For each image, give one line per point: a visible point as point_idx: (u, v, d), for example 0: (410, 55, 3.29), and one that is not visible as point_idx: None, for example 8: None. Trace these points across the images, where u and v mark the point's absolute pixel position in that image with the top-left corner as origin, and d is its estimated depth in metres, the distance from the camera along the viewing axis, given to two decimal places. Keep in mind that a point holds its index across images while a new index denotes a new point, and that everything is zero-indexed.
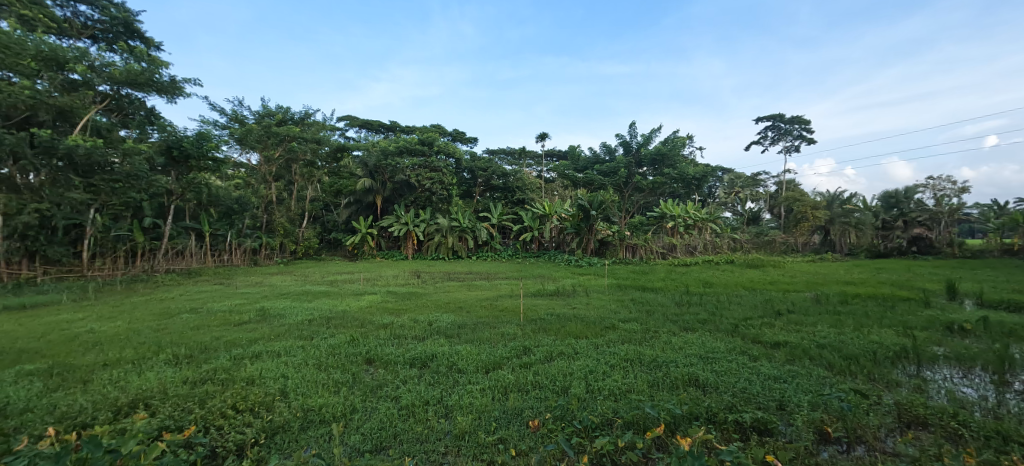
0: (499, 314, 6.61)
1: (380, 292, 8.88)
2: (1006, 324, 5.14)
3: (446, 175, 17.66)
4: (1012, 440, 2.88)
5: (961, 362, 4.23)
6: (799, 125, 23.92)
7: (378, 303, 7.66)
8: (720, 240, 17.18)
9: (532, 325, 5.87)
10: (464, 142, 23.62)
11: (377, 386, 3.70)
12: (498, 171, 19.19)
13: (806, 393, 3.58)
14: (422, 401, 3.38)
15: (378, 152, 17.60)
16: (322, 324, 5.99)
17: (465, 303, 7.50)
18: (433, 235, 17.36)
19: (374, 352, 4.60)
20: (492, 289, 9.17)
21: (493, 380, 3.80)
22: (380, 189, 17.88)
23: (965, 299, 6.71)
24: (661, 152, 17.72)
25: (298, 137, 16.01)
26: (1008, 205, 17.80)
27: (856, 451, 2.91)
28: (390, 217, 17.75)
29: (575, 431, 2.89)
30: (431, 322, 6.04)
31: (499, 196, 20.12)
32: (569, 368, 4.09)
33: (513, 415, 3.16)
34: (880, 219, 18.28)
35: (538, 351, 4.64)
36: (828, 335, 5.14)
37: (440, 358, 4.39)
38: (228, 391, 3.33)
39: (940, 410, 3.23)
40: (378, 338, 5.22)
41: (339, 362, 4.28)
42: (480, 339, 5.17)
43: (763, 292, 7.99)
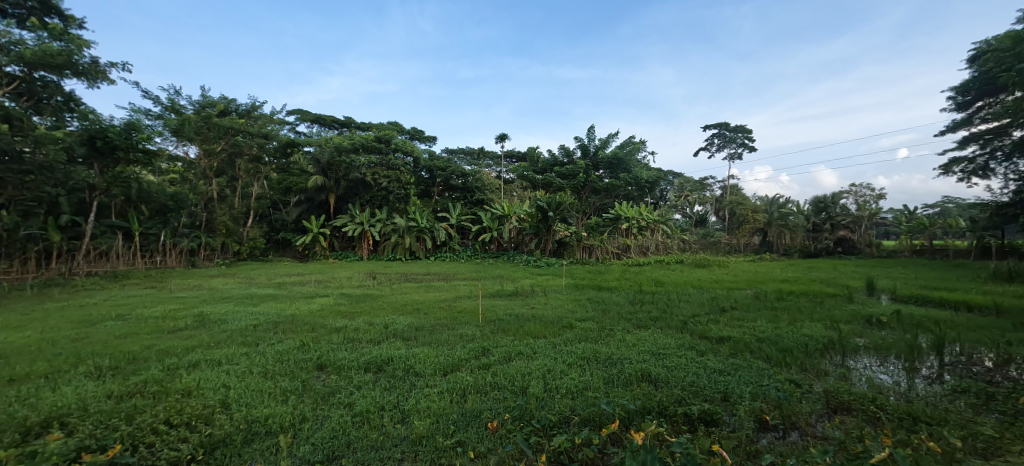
0: (458, 316, 6.62)
1: (333, 294, 8.63)
2: (915, 316, 5.75)
3: (404, 174, 17.38)
4: (919, 422, 3.24)
5: (879, 352, 4.68)
6: (744, 133, 25.37)
7: (331, 306, 7.45)
8: (670, 241, 17.98)
9: (490, 326, 5.92)
10: (422, 142, 23.35)
11: (329, 393, 3.63)
12: (457, 171, 19.09)
13: (747, 384, 3.85)
14: (378, 406, 3.36)
15: (331, 148, 17.15)
16: (269, 330, 5.76)
17: (422, 305, 7.44)
18: (389, 236, 17.07)
19: (326, 357, 4.50)
20: (451, 290, 9.15)
21: (451, 382, 3.83)
22: (333, 187, 17.44)
23: (882, 294, 7.43)
24: (617, 156, 18.26)
25: (243, 131, 15.19)
26: (918, 210, 19.78)
27: (791, 437, 3.17)
28: (344, 217, 17.29)
29: (533, 430, 2.99)
30: (387, 325, 5.96)
31: (457, 196, 20.06)
32: (528, 368, 4.18)
33: (472, 417, 3.21)
34: (811, 221, 19.73)
35: (496, 352, 4.71)
36: (766, 330, 5.55)
37: (396, 361, 4.36)
38: (161, 405, 3.16)
39: (861, 396, 3.58)
40: (331, 342, 5.10)
41: (286, 370, 4.15)
42: (438, 341, 5.17)
43: (710, 291, 8.47)
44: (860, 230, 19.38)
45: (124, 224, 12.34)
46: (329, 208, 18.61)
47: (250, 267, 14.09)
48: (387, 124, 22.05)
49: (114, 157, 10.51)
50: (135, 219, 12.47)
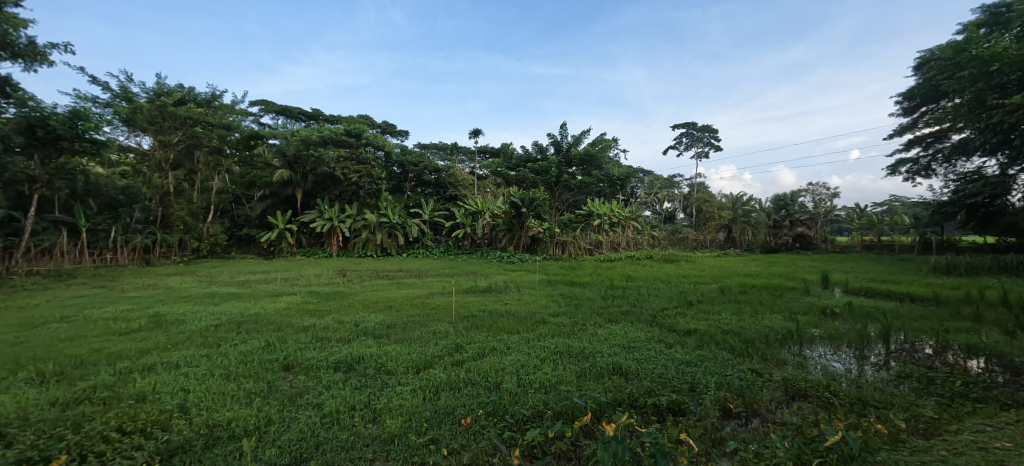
0: (431, 312, 6.62)
1: (301, 293, 8.43)
2: (865, 307, 6.13)
3: (375, 169, 17.06)
4: (868, 406, 3.48)
5: (833, 342, 4.98)
6: (710, 132, 26.13)
7: (298, 304, 7.29)
8: (641, 237, 18.36)
9: (464, 323, 5.95)
10: (394, 136, 23.02)
11: (296, 395, 3.59)
12: (430, 167, 18.93)
13: (712, 374, 4.03)
14: (349, 406, 3.35)
15: (298, 141, 16.67)
16: (231, 330, 5.60)
17: (394, 302, 7.37)
18: (360, 232, 16.76)
19: (293, 357, 4.42)
20: (424, 286, 9.12)
21: (424, 379, 3.85)
22: (300, 182, 17.07)
23: (835, 287, 7.86)
24: (589, 153, 18.47)
25: (202, 120, 14.56)
26: (867, 208, 21.00)
27: (752, 423, 3.35)
28: (312, 213, 16.86)
29: (507, 426, 3.05)
30: (358, 323, 5.90)
31: (430, 192, 19.90)
32: (501, 364, 4.25)
33: (445, 414, 3.24)
34: (772, 219, 20.65)
35: (470, 348, 4.75)
36: (730, 322, 5.79)
37: (368, 359, 4.34)
38: (112, 412, 3.05)
39: (815, 384, 3.81)
40: (298, 342, 5.02)
41: (251, 371, 4.07)
42: (411, 338, 5.16)
43: (678, 285, 8.74)
44: (816, 226, 20.33)
45: (70, 220, 11.65)
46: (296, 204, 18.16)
47: (211, 265, 13.55)
48: (358, 118, 21.59)
49: (57, 147, 9.87)
50: (82, 214, 11.83)
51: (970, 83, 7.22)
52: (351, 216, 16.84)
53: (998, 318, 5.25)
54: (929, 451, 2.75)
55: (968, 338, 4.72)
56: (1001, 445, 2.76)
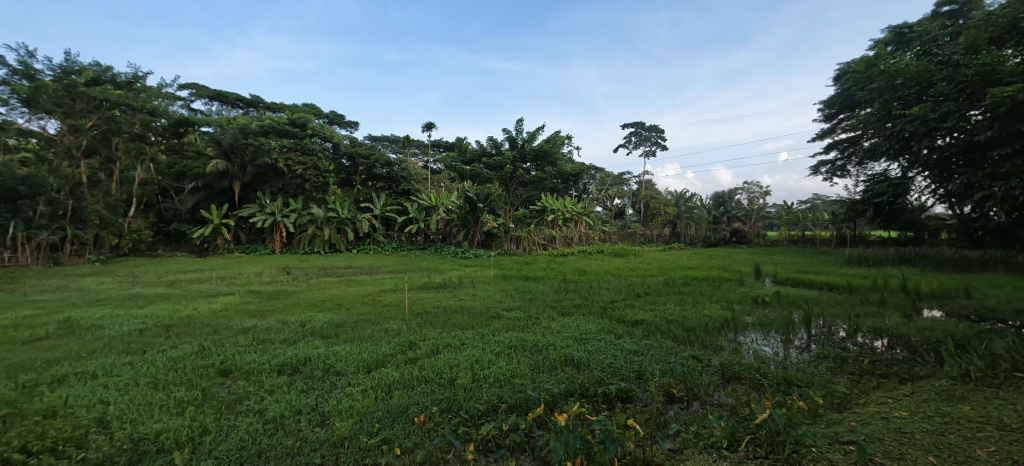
0: (383, 310, 6.56)
1: (239, 292, 8.01)
2: (791, 296, 6.72)
3: (322, 161, 16.45)
4: (792, 385, 3.85)
5: (763, 328, 5.42)
6: (657, 132, 27.29)
7: (237, 305, 6.94)
8: (592, 232, 18.93)
9: (418, 319, 5.95)
10: (343, 127, 22.26)
11: (236, 401, 3.46)
12: (382, 160, 18.47)
13: (658, 362, 4.30)
14: (294, 410, 3.28)
15: (235, 130, 15.76)
16: (158, 335, 5.25)
17: (343, 300, 7.21)
18: (305, 227, 16.12)
19: (231, 361, 4.25)
20: (375, 283, 8.98)
21: (375, 379, 3.83)
22: (239, 174, 16.09)
23: (766, 278, 8.53)
24: (543, 148, 18.74)
25: (122, 103, 13.37)
26: (794, 205, 22.80)
27: (693, 406, 3.61)
28: (252, 206, 15.96)
29: (462, 421, 3.12)
30: (304, 323, 5.74)
31: (382, 186, 19.50)
32: (456, 359, 4.30)
33: (398, 413, 3.25)
34: (712, 215, 22.04)
35: (423, 345, 4.76)
36: (674, 312, 6.17)
37: (314, 361, 4.25)
38: (14, 431, 2.82)
39: (748, 367, 4.17)
40: (236, 345, 4.81)
41: (183, 378, 3.86)
42: (362, 337, 5.10)
43: (626, 278, 9.12)
44: (750, 222, 22.01)
45: None
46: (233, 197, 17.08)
47: (133, 264, 12.51)
48: (303, 107, 20.67)
49: None
50: None
51: (880, 95, 8.15)
52: (295, 211, 16.13)
53: (899, 303, 5.93)
54: (841, 423, 3.10)
55: (874, 321, 5.31)
56: (899, 414, 3.16)
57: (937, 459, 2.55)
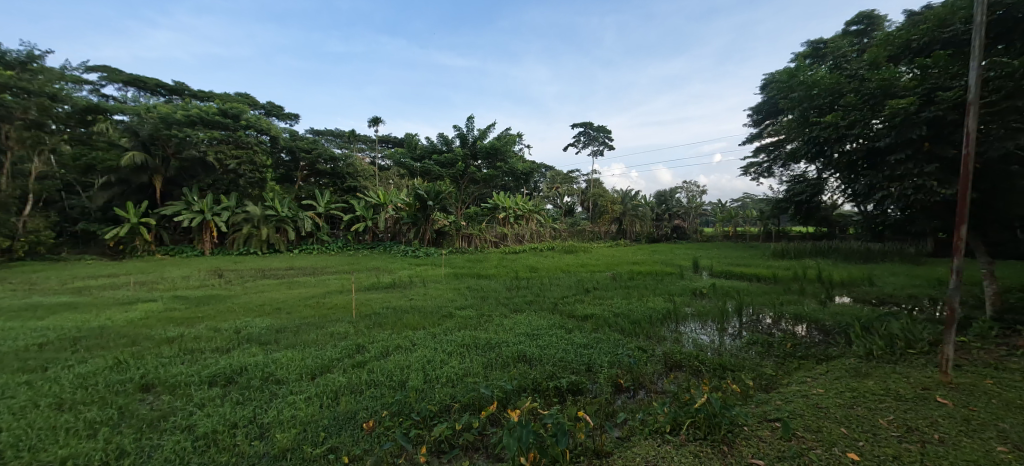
0: (328, 312, 6.37)
1: (162, 299, 7.45)
2: (725, 288, 7.23)
3: (258, 155, 15.49)
4: (726, 370, 4.18)
5: (700, 318, 5.82)
6: (604, 132, 28.13)
7: (160, 312, 6.45)
8: (543, 229, 19.26)
9: (366, 321, 5.85)
10: (282, 119, 21.16)
11: (159, 418, 3.25)
12: (325, 155, 17.74)
13: (606, 354, 4.51)
14: (229, 424, 3.14)
15: (156, 119, 14.41)
16: (63, 349, 4.80)
17: (283, 304, 6.91)
18: (240, 226, 15.23)
19: (153, 375, 3.97)
20: (319, 285, 8.67)
21: (320, 385, 3.74)
22: (161, 167, 14.91)
23: (703, 271, 9.11)
24: (495, 146, 18.73)
25: (13, 86, 11.62)
26: (729, 203, 24.41)
27: (638, 394, 3.84)
28: (177, 204, 14.80)
29: (414, 423, 3.13)
30: (239, 330, 5.45)
31: (326, 182, 18.78)
32: (407, 361, 4.28)
33: (346, 420, 3.20)
34: (655, 212, 23.23)
35: (372, 348, 4.69)
36: (621, 305, 6.48)
37: (252, 370, 4.08)
38: None
39: (688, 355, 4.48)
40: (160, 357, 4.49)
41: (95, 396, 3.57)
42: (304, 342, 4.93)
43: (575, 275, 9.38)
44: (689, 218, 23.37)
45: None
46: (154, 193, 15.79)
47: (36, 269, 11.27)
48: (236, 97, 19.38)
49: None
50: None
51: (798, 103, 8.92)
52: (228, 208, 15.16)
53: (816, 291, 6.56)
54: (768, 402, 3.42)
55: (795, 308, 5.86)
56: (816, 391, 3.52)
57: (847, 430, 2.88)
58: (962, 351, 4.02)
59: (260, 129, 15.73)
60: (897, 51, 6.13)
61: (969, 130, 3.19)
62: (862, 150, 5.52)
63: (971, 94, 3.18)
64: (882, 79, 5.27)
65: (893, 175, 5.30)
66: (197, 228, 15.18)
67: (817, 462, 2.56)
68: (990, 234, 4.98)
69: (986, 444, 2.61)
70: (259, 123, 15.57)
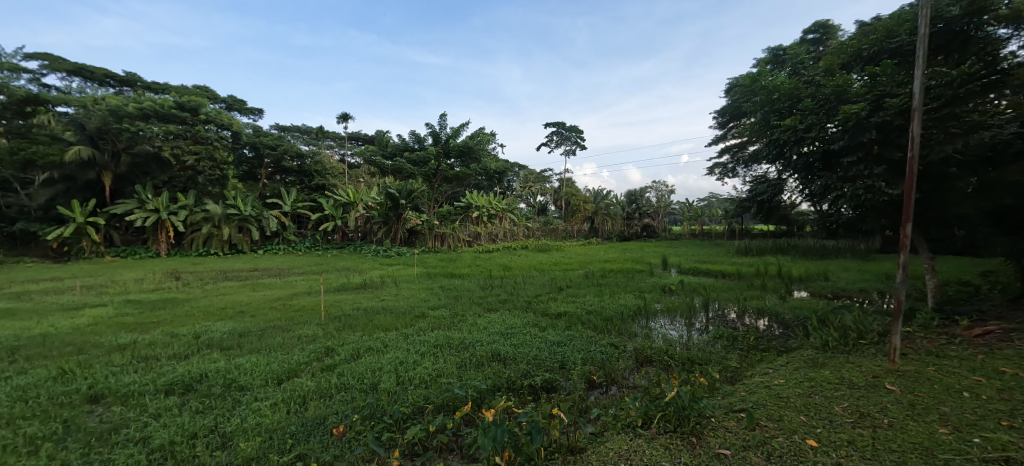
0: (295, 315, 6.21)
1: (113, 303, 7.07)
2: (693, 284, 7.46)
3: (219, 151, 14.86)
4: (694, 364, 4.32)
5: (670, 314, 6.00)
6: (576, 132, 28.45)
7: (111, 318, 6.13)
8: (516, 228, 19.33)
9: (335, 323, 5.74)
10: (244, 114, 20.42)
11: (110, 431, 3.11)
12: (292, 151, 17.25)
13: (579, 351, 4.58)
14: (188, 435, 3.04)
15: (104, 112, 13.59)
16: (0, 360, 4.50)
17: (247, 307, 6.69)
18: (200, 226, 14.50)
19: (103, 385, 3.78)
20: (286, 287, 8.43)
21: (287, 391, 3.66)
22: (110, 164, 14.10)
23: (672, 268, 9.36)
24: (467, 145, 18.68)
25: None
26: (696, 202, 25.14)
27: (610, 390, 3.93)
28: (129, 203, 13.92)
29: (386, 427, 3.11)
30: (199, 335, 5.26)
31: (292, 180, 18.25)
32: (379, 363, 4.24)
33: (315, 426, 3.15)
34: (626, 211, 23.67)
35: (342, 350, 4.62)
36: (593, 302, 6.60)
37: (213, 376, 3.94)
38: None
39: (658, 350, 4.61)
40: (110, 365, 4.28)
41: (37, 410, 3.37)
42: (270, 346, 4.81)
43: (548, 273, 9.46)
44: (658, 217, 23.98)
45: None
46: (102, 191, 14.90)
47: None
48: (195, 90, 18.56)
49: None
50: None
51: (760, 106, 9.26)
52: (186, 207, 14.43)
53: (776, 287, 6.86)
54: (733, 394, 3.57)
55: (757, 303, 6.12)
56: (777, 382, 3.69)
57: (806, 418, 3.05)
58: (907, 340, 4.31)
59: (220, 124, 15.10)
60: (850, 59, 6.48)
61: (913, 135, 3.41)
62: (818, 152, 5.81)
63: (914, 101, 3.40)
64: (836, 85, 5.55)
65: (846, 176, 5.59)
66: (152, 228, 14.33)
67: (779, 449, 2.70)
68: (931, 232, 5.35)
69: (928, 426, 2.81)
70: (219, 117, 14.92)
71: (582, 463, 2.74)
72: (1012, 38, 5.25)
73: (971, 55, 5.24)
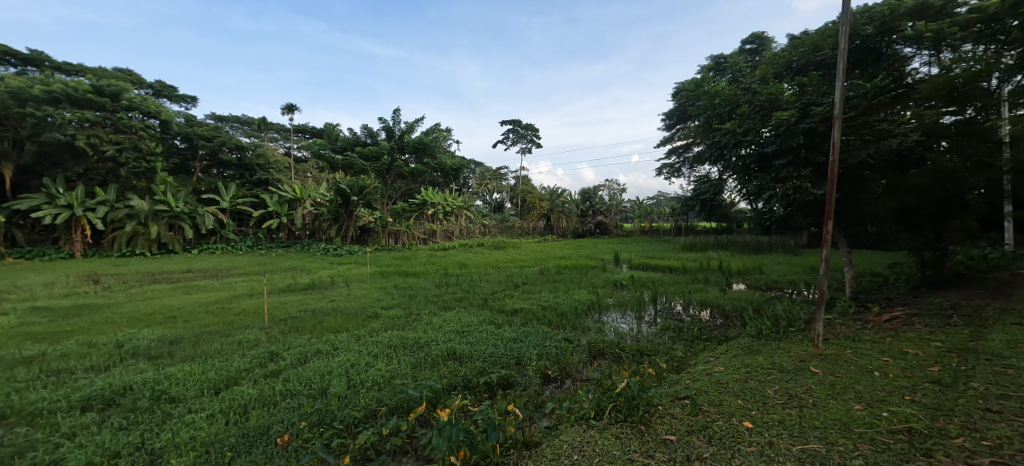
0: (236, 319, 5.91)
1: (18, 311, 6.39)
2: (642, 279, 7.78)
3: (144, 141, 13.73)
4: (643, 355, 4.55)
5: (621, 308, 6.25)
6: (532, 130, 28.75)
7: (15, 328, 5.54)
8: (473, 226, 19.28)
9: (281, 326, 5.53)
10: (175, 101, 18.99)
11: (15, 455, 2.84)
12: (231, 143, 16.29)
13: (535, 347, 4.69)
14: (110, 454, 2.84)
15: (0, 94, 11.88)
16: None
17: (180, 312, 6.27)
18: (122, 223, 13.17)
19: (5, 404, 3.43)
20: (225, 289, 7.98)
21: (226, 401, 3.49)
22: (11, 153, 12.54)
23: (623, 265, 9.71)
24: (423, 141, 18.43)
25: None
26: (646, 200, 26.16)
27: (565, 383, 4.05)
28: (36, 197, 12.50)
29: (337, 432, 3.05)
30: (122, 344, 4.88)
31: (231, 175, 17.21)
32: (328, 367, 4.14)
33: (257, 436, 3.04)
34: (580, 209, 24.24)
35: (288, 355, 4.46)
36: (548, 298, 6.76)
37: (139, 388, 3.69)
38: None
39: (610, 343, 4.79)
40: (14, 381, 3.88)
41: None
42: (206, 353, 4.55)
43: (503, 271, 9.54)
44: (611, 215, 24.76)
45: None
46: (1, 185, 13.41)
47: None
48: (118, 73, 17.02)
49: None
50: None
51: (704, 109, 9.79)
52: (105, 203, 13.15)
53: (717, 281, 7.30)
54: (678, 382, 3.79)
55: (699, 296, 6.49)
56: (717, 369, 3.96)
57: (742, 401, 3.30)
58: (828, 327, 4.74)
59: (146, 111, 13.96)
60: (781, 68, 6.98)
61: (834, 141, 3.74)
62: (754, 155, 6.23)
63: (835, 110, 3.72)
64: (770, 93, 5.98)
65: (778, 177, 6.06)
66: (64, 227, 12.72)
67: (718, 432, 2.90)
68: (849, 229, 5.92)
69: (846, 404, 3.12)
70: (144, 104, 13.82)
71: (535, 456, 2.82)
72: (916, 56, 5.90)
73: (882, 70, 5.84)
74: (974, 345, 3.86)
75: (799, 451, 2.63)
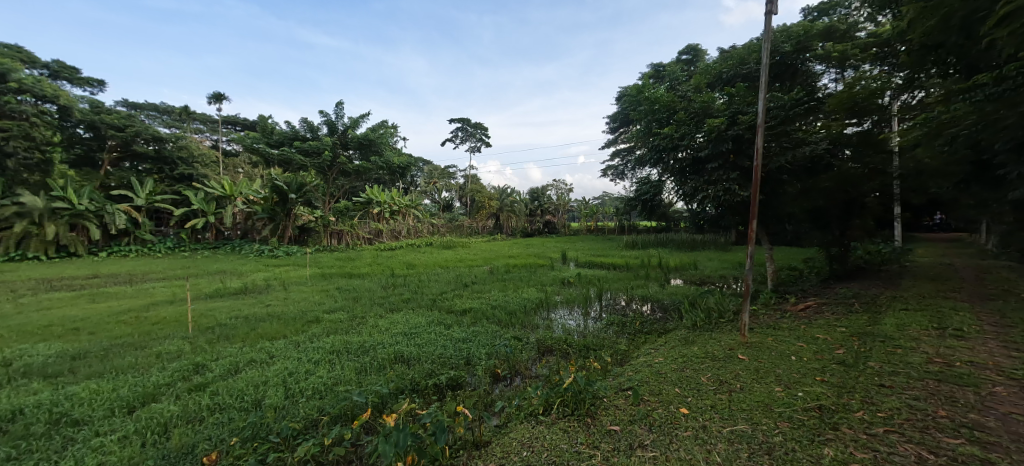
0: (155, 329, 5.46)
1: None
2: (586, 277, 8.05)
3: (38, 129, 11.92)
4: (589, 349, 4.74)
5: (567, 305, 6.45)
6: (482, 128, 28.68)
7: None
8: (421, 225, 18.96)
9: (208, 335, 5.18)
10: (75, 84, 17.03)
11: None
12: (147, 134, 14.93)
13: (484, 346, 4.74)
14: None
15: None
16: None
17: (84, 323, 5.68)
18: (9, 224, 11.49)
19: None
20: (142, 296, 7.33)
21: (142, 420, 3.24)
22: None
23: (570, 262, 10.00)
24: (368, 137, 17.84)
25: None
26: (593, 199, 26.96)
27: (514, 381, 4.13)
28: None
29: (274, 446, 2.92)
30: (12, 361, 4.36)
31: (147, 168, 15.77)
32: (262, 376, 3.96)
33: (181, 457, 2.85)
34: (529, 208, 24.55)
35: (216, 366, 4.20)
36: (497, 298, 6.82)
37: (34, 412, 3.32)
38: None
39: (558, 340, 4.94)
40: None
41: None
42: (119, 368, 4.18)
43: (452, 271, 9.48)
44: (559, 214, 25.33)
45: None
46: None
47: None
48: (6, 50, 14.97)
49: None
50: None
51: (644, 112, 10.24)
52: None
53: (656, 277, 7.69)
54: (622, 374, 3.99)
55: (638, 291, 6.83)
56: (657, 360, 4.22)
57: (679, 389, 3.54)
58: (752, 317, 5.17)
59: (40, 95, 12.16)
60: (712, 79, 7.51)
61: (758, 147, 4.06)
62: (688, 159, 6.63)
63: (759, 118, 4.06)
64: (702, 101, 6.40)
65: (710, 180, 6.50)
66: None
67: (658, 419, 3.10)
68: (770, 228, 6.50)
69: (768, 386, 3.44)
70: (38, 86, 12.01)
71: (484, 455, 2.88)
72: (826, 73, 6.54)
73: (797, 84, 6.49)
74: (871, 329, 4.39)
75: (728, 432, 2.87)
